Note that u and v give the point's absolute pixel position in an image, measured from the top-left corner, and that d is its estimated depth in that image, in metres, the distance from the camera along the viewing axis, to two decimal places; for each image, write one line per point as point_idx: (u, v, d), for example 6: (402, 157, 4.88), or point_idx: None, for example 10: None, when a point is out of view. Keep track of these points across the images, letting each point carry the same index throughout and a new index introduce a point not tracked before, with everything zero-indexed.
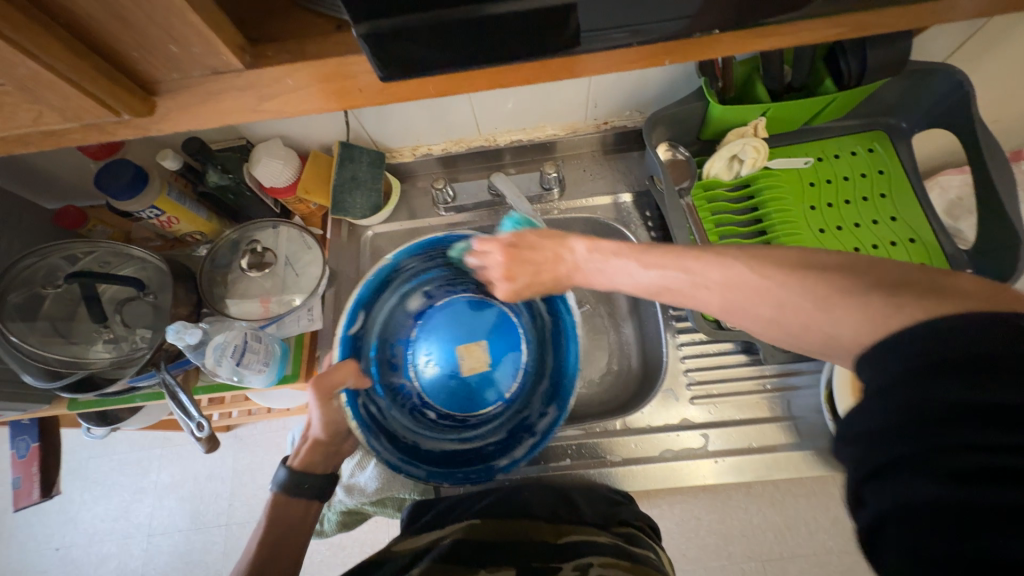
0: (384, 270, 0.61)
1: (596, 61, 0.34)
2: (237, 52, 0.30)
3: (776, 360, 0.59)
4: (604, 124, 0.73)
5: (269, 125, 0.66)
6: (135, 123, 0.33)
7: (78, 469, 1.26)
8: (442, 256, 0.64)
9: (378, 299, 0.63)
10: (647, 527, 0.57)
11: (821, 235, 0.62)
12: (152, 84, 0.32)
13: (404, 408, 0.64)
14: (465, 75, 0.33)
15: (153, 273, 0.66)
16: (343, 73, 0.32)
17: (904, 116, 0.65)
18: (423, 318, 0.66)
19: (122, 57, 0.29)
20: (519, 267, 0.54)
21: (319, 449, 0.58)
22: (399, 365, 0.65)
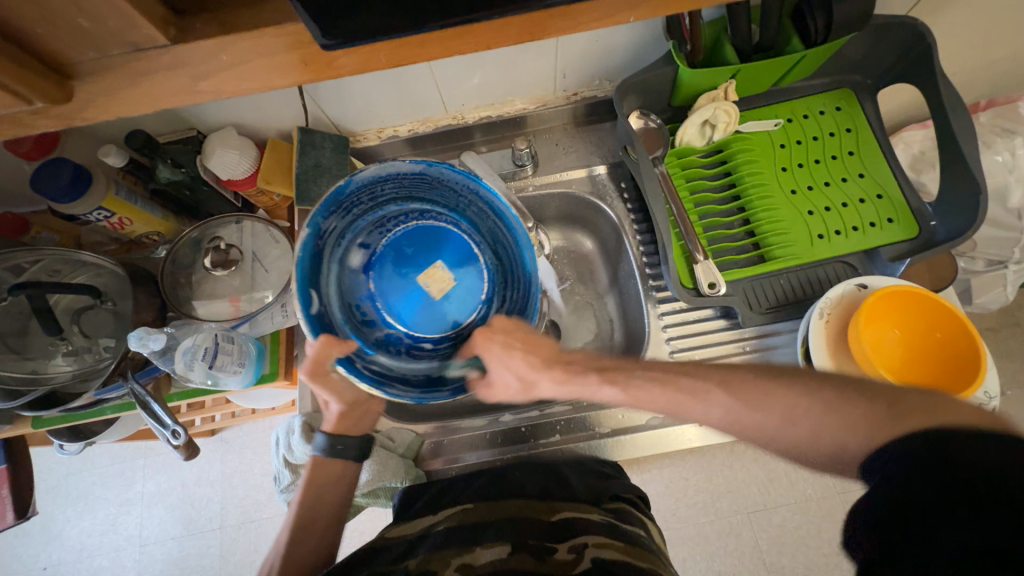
0: (305, 240, 0.49)
1: (555, 22, 0.32)
2: (161, 26, 0.28)
3: (755, 323, 0.61)
4: (574, 94, 0.71)
5: (218, 112, 0.62)
6: (54, 111, 0.30)
7: (58, 487, 1.22)
8: (353, 197, 0.52)
9: (319, 268, 0.52)
10: (638, 498, 0.58)
11: (792, 196, 0.63)
12: (69, 67, 0.29)
13: (398, 352, 0.55)
14: (421, 41, 0.31)
15: (109, 279, 0.62)
16: (282, 45, 0.30)
17: (869, 73, 0.65)
18: (373, 270, 0.56)
19: (27, 35, 0.26)
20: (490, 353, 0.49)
21: (348, 415, 0.58)
22: (378, 322, 0.55)
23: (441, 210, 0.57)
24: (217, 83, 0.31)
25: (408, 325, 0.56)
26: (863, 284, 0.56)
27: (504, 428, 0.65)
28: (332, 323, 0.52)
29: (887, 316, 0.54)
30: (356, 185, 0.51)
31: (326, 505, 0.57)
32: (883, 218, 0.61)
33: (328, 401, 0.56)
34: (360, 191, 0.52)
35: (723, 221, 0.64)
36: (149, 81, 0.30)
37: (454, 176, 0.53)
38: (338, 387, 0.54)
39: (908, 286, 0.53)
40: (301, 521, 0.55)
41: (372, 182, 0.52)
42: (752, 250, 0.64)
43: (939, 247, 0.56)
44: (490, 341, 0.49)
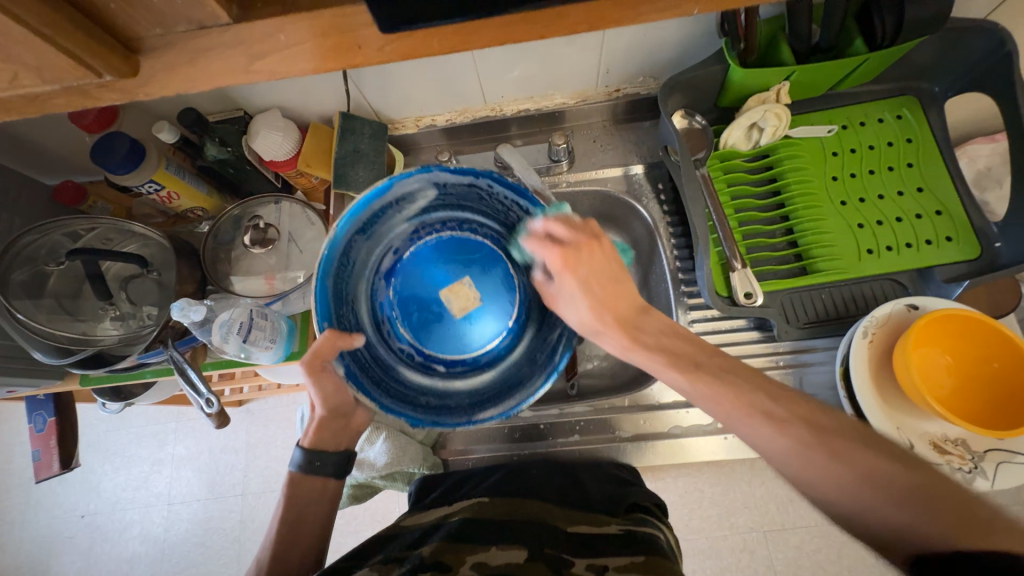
0: (337, 238, 0.54)
1: (613, 12, 0.31)
2: (223, 4, 0.29)
3: (791, 337, 0.58)
4: (616, 91, 0.69)
5: (265, 94, 0.63)
6: (120, 86, 0.31)
7: (99, 441, 1.30)
8: (395, 201, 0.57)
9: (352, 275, 0.59)
10: (653, 506, 0.56)
11: (843, 208, 0.60)
12: (133, 42, 0.30)
13: (414, 364, 0.62)
14: (470, 30, 0.31)
15: (156, 250, 0.65)
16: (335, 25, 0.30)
17: (937, 79, 0.60)
18: (398, 277, 0.63)
19: (99, 11, 0.28)
20: (588, 279, 0.47)
21: (327, 426, 0.58)
22: (392, 332, 0.62)
23: (490, 222, 0.63)
24: (272, 63, 0.31)
25: (425, 343, 0.63)
26: (914, 304, 0.53)
27: (522, 424, 0.66)
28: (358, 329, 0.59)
29: (936, 338, 0.51)
30: (401, 191, 0.56)
31: (311, 513, 0.57)
32: (941, 236, 0.58)
33: (316, 403, 0.56)
34: (405, 193, 0.57)
35: (765, 230, 0.62)
36: (207, 58, 0.30)
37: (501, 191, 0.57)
38: (327, 386, 0.55)
39: (964, 309, 0.49)
40: (298, 525, 0.56)
41: (417, 188, 0.57)
42: (794, 260, 0.61)
43: (1002, 270, 0.53)
44: (596, 280, 0.47)
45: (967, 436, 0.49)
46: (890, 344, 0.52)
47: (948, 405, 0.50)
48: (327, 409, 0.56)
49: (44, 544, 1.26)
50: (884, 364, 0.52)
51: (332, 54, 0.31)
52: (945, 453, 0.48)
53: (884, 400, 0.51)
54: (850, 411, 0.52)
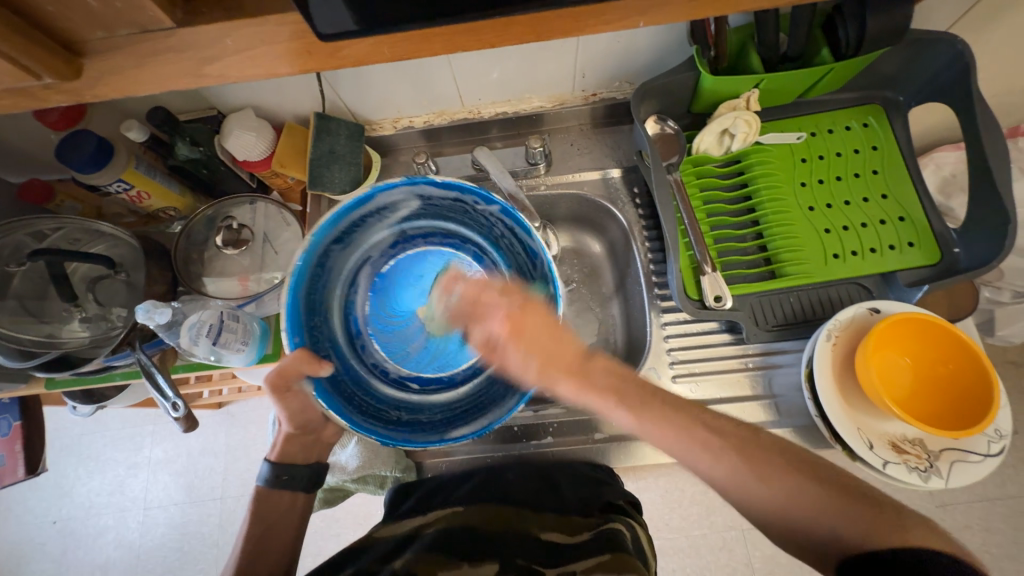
0: (312, 250, 0.56)
1: (568, 23, 0.32)
2: (167, 10, 0.29)
3: (759, 339, 0.59)
4: (592, 95, 0.70)
5: (237, 93, 0.62)
6: (65, 88, 0.31)
7: (72, 445, 1.27)
8: (378, 212, 0.60)
9: (326, 284, 0.60)
10: (626, 504, 0.59)
11: (810, 213, 0.61)
12: (77, 45, 0.30)
13: (388, 380, 0.62)
14: (428, 36, 0.31)
15: (125, 250, 0.64)
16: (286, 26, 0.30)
17: (901, 89, 0.62)
18: (375, 288, 0.65)
19: (39, 14, 0.28)
20: (530, 332, 0.50)
21: (296, 440, 0.59)
22: (368, 346, 0.63)
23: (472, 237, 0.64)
24: (222, 67, 0.31)
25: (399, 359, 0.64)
26: (875, 307, 0.54)
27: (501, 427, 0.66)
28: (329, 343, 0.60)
29: (898, 341, 0.52)
30: (383, 201, 0.58)
31: (280, 525, 0.57)
32: (904, 241, 0.59)
33: (280, 419, 0.57)
34: (388, 204, 0.59)
35: (736, 234, 0.63)
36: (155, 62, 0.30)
37: (489, 207, 0.59)
38: (293, 404, 0.56)
39: (924, 314, 0.50)
40: (255, 540, 0.55)
41: (401, 199, 0.60)
42: (763, 264, 0.62)
43: (961, 276, 0.54)
44: (530, 331, 0.50)
45: (924, 436, 0.50)
46: (853, 347, 0.53)
47: (905, 406, 0.52)
48: (292, 425, 0.57)
49: (13, 550, 1.22)
50: (847, 365, 0.53)
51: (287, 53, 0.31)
52: (902, 452, 0.50)
53: (847, 402, 0.52)
54: (814, 413, 0.53)
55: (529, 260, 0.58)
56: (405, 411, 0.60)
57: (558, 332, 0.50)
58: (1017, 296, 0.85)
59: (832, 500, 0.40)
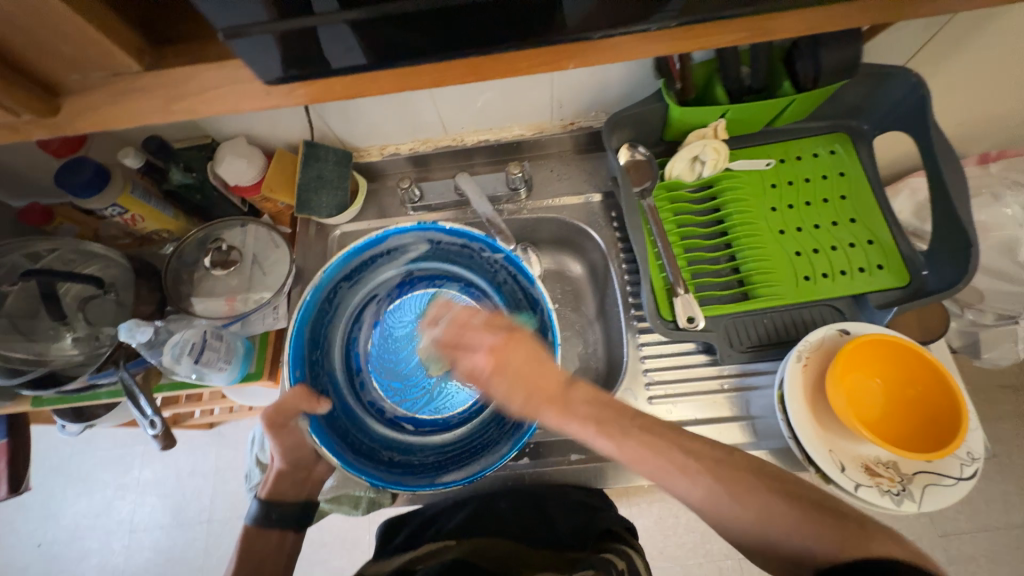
0: (321, 284, 0.61)
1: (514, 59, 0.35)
2: (135, 55, 0.32)
3: (734, 360, 0.60)
4: (570, 124, 0.73)
5: (229, 122, 0.66)
6: (45, 122, 0.34)
7: (62, 465, 1.27)
8: (387, 253, 0.65)
9: (330, 318, 0.64)
10: (623, 529, 0.56)
11: (780, 237, 0.63)
12: (56, 84, 0.33)
13: (382, 419, 0.64)
14: (386, 72, 0.35)
15: (117, 270, 0.66)
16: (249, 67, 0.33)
17: (865, 118, 0.65)
18: (381, 326, 0.68)
19: (20, 57, 0.30)
20: (512, 362, 0.48)
21: (286, 477, 0.60)
22: (366, 385, 0.66)
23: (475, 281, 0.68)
24: (190, 104, 0.34)
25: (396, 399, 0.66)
26: (845, 329, 0.55)
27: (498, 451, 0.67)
28: (327, 378, 0.63)
29: (867, 362, 0.53)
30: (394, 244, 0.64)
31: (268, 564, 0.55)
32: (872, 264, 0.61)
33: (274, 454, 0.59)
34: (398, 246, 0.65)
35: (709, 257, 0.64)
36: (128, 99, 0.33)
37: (494, 256, 0.64)
38: (287, 440, 0.59)
39: (891, 335, 0.51)
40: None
41: (411, 243, 0.65)
42: (736, 286, 0.63)
43: (927, 299, 0.55)
44: (513, 362, 0.48)
45: (898, 459, 0.50)
46: (823, 369, 0.54)
47: (878, 428, 0.52)
48: (285, 459, 0.59)
49: None
50: (819, 386, 0.53)
51: (253, 89, 0.34)
52: (875, 475, 0.49)
53: (820, 423, 0.52)
54: (786, 434, 0.53)
55: (531, 308, 0.62)
56: (396, 452, 0.62)
57: (539, 362, 0.48)
58: (1000, 318, 0.85)
59: (791, 517, 0.40)
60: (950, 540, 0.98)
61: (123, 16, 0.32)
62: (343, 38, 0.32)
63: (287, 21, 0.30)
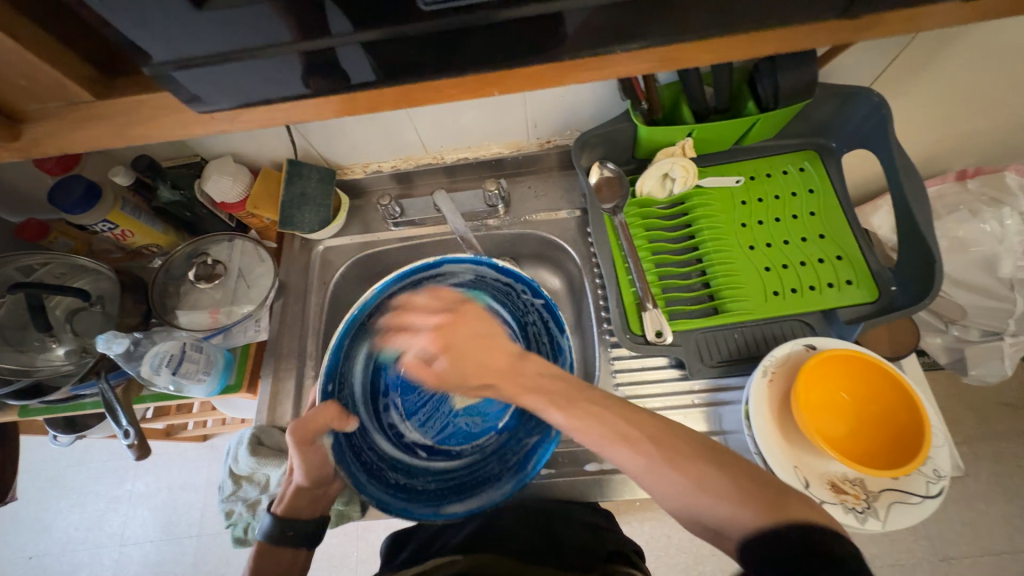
0: (370, 302, 0.59)
1: (456, 82, 0.36)
2: (86, 86, 0.34)
3: (704, 375, 0.60)
4: (547, 142, 0.75)
5: (215, 142, 0.69)
6: (11, 147, 0.36)
7: (57, 477, 1.28)
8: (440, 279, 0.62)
9: (372, 335, 0.62)
10: (629, 550, 0.54)
11: (751, 252, 0.64)
12: (22, 112, 0.35)
13: (397, 441, 0.64)
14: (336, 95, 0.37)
15: (105, 284, 0.69)
16: (191, 96, 0.34)
17: (832, 136, 0.66)
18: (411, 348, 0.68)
19: None
20: (461, 334, 0.56)
21: (304, 495, 0.56)
22: (386, 405, 0.66)
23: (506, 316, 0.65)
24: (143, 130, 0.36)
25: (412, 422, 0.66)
26: (812, 344, 0.55)
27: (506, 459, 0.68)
28: (353, 393, 0.62)
29: (833, 377, 0.53)
30: (448, 269, 0.61)
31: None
32: (842, 279, 0.61)
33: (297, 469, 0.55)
34: (448, 273, 0.62)
35: (680, 272, 0.65)
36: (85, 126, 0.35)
37: (532, 298, 0.61)
38: (314, 458, 0.55)
39: (854, 350, 0.51)
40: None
41: (461, 271, 0.62)
42: (707, 301, 0.64)
43: (895, 314, 0.55)
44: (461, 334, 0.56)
45: (864, 476, 0.49)
46: (789, 384, 0.54)
47: (844, 444, 0.52)
48: (311, 474, 0.55)
49: None
50: (785, 402, 0.54)
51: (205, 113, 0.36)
52: (841, 492, 0.49)
53: (786, 439, 0.52)
54: (753, 450, 0.53)
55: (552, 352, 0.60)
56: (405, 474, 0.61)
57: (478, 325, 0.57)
58: (985, 334, 0.85)
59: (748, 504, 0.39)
60: (952, 565, 0.94)
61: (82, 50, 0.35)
62: (356, 58, 0.33)
63: (311, 41, 0.31)
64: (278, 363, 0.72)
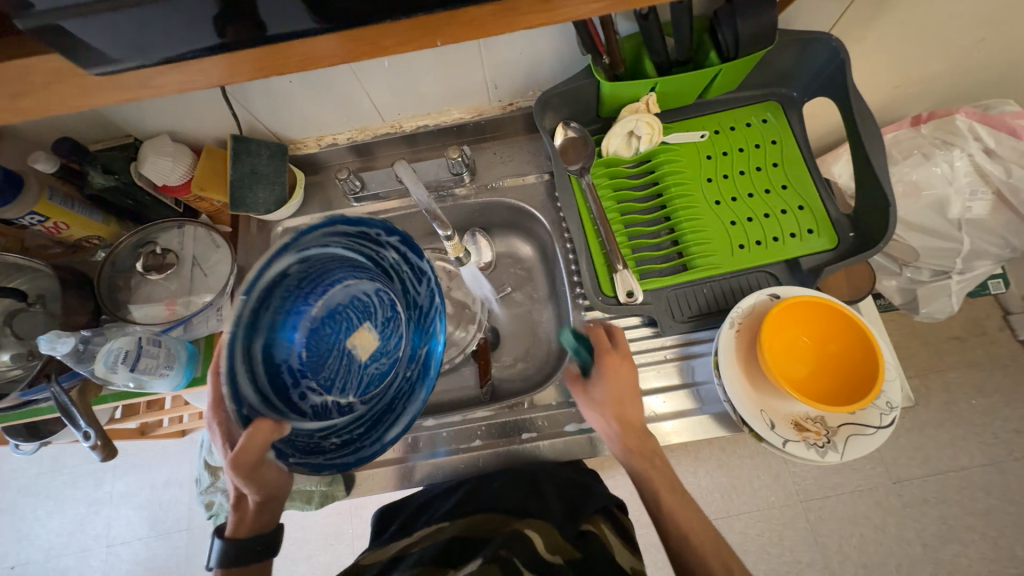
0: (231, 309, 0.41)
1: (395, 36, 0.33)
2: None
3: (675, 331, 0.62)
4: (509, 104, 0.72)
5: (149, 120, 0.63)
6: None
7: (30, 485, 1.24)
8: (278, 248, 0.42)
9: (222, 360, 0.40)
10: (612, 506, 0.61)
11: (717, 207, 0.64)
12: None
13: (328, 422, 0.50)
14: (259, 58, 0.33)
15: (44, 281, 0.64)
16: (96, 62, 0.30)
17: (794, 85, 0.66)
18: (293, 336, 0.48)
19: None
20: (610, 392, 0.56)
21: (261, 510, 0.52)
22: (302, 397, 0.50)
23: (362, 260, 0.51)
24: None
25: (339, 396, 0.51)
26: (776, 293, 0.56)
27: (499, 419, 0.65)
28: (252, 407, 0.43)
29: (797, 324, 0.55)
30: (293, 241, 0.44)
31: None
32: (804, 228, 0.62)
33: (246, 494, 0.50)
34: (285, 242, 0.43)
35: (649, 232, 0.65)
36: None
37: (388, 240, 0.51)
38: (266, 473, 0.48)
39: (815, 296, 0.53)
40: None
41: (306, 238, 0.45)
42: (677, 258, 0.64)
43: (853, 259, 0.57)
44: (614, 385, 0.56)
45: (825, 413, 0.52)
46: (755, 333, 0.55)
47: (805, 385, 0.54)
48: (258, 500, 0.50)
49: None
50: (752, 349, 0.55)
51: (124, 80, 0.33)
52: (803, 430, 0.52)
53: (752, 385, 0.54)
54: (722, 398, 0.55)
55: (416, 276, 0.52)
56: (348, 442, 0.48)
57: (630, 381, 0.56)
58: (935, 274, 0.91)
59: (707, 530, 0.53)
60: (904, 486, 1.03)
61: None
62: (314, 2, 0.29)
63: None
64: None
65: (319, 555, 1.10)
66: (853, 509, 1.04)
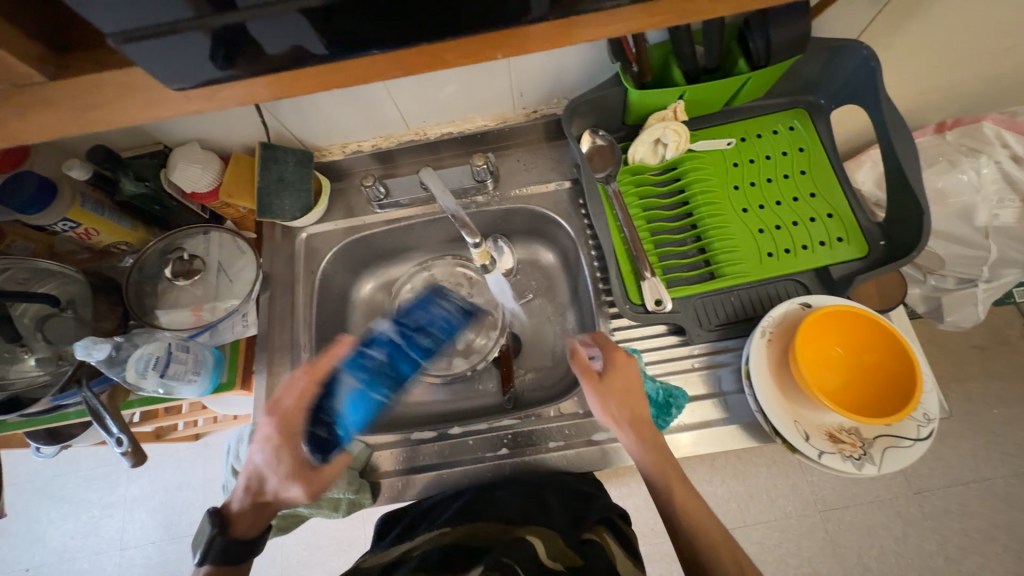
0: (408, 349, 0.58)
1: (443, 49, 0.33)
2: (36, 65, 0.30)
3: (703, 339, 0.61)
4: (534, 112, 0.73)
5: (181, 128, 0.64)
6: None
7: (45, 488, 1.24)
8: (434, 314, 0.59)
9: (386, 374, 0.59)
10: (614, 515, 0.57)
11: (744, 215, 0.64)
12: None
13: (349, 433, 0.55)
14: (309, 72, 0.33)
15: (74, 287, 0.64)
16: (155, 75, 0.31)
17: (822, 93, 0.65)
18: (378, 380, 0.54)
19: None
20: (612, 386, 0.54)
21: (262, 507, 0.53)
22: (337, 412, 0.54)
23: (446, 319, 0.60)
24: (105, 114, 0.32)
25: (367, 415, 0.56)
26: (807, 302, 0.56)
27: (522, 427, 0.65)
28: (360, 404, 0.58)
29: (829, 334, 0.54)
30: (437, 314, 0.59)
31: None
32: (833, 237, 0.62)
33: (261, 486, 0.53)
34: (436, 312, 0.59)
35: (676, 240, 0.65)
36: (37, 113, 0.32)
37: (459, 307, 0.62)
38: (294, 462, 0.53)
39: (849, 305, 0.53)
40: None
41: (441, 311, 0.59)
42: (704, 266, 0.64)
43: (885, 268, 0.57)
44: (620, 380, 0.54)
45: (860, 425, 0.52)
46: (786, 342, 0.55)
47: (838, 395, 0.53)
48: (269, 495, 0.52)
49: None
50: (783, 359, 0.55)
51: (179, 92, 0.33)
52: (838, 442, 0.51)
53: (785, 396, 0.53)
54: (754, 408, 0.54)
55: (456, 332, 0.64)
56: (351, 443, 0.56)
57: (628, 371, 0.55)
58: (961, 282, 0.90)
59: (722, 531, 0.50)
60: (925, 497, 1.02)
61: (21, 26, 0.31)
62: (369, 17, 0.29)
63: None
64: (270, 356, 0.69)
65: (331, 561, 1.09)
66: (874, 520, 1.02)
